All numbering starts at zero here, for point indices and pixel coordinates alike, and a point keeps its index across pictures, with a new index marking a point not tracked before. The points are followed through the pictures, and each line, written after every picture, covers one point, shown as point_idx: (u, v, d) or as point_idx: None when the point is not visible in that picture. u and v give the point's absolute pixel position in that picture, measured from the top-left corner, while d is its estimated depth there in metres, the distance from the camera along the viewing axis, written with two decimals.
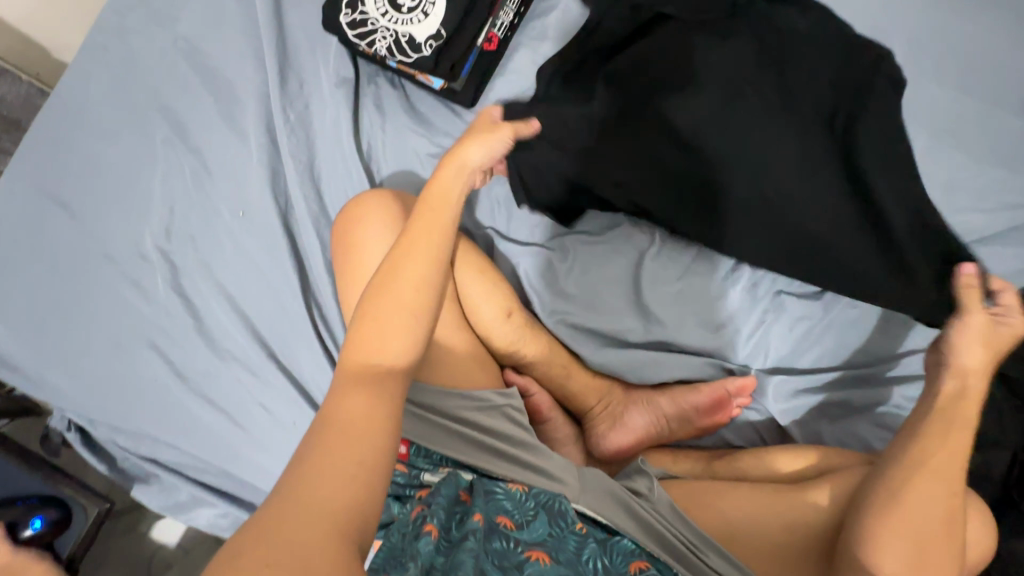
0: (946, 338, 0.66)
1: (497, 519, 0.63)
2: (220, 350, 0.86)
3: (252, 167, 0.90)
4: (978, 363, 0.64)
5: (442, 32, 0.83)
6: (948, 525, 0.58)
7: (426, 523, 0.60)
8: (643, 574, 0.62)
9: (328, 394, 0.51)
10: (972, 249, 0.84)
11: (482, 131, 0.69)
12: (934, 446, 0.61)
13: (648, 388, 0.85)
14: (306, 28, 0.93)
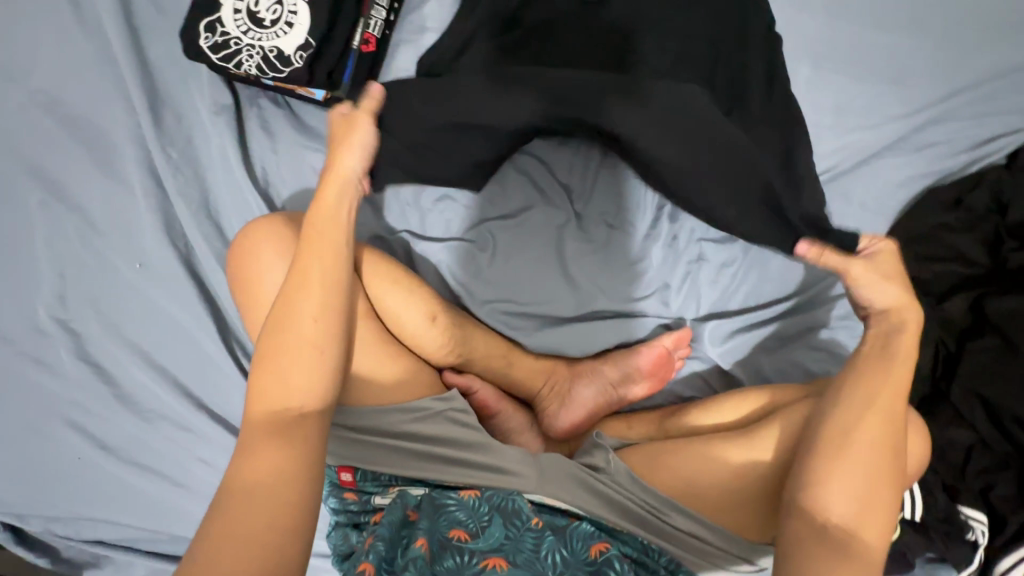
0: (857, 292, 0.71)
1: (450, 533, 0.64)
2: (145, 412, 0.81)
3: (141, 215, 0.84)
4: (893, 297, 0.70)
5: (311, 40, 0.79)
6: (891, 466, 0.62)
7: (364, 561, 0.60)
8: (604, 557, 0.64)
9: (239, 449, 0.55)
10: (859, 168, 0.91)
11: (347, 139, 0.73)
12: (878, 383, 0.65)
13: (591, 359, 0.85)
14: (171, 58, 0.88)
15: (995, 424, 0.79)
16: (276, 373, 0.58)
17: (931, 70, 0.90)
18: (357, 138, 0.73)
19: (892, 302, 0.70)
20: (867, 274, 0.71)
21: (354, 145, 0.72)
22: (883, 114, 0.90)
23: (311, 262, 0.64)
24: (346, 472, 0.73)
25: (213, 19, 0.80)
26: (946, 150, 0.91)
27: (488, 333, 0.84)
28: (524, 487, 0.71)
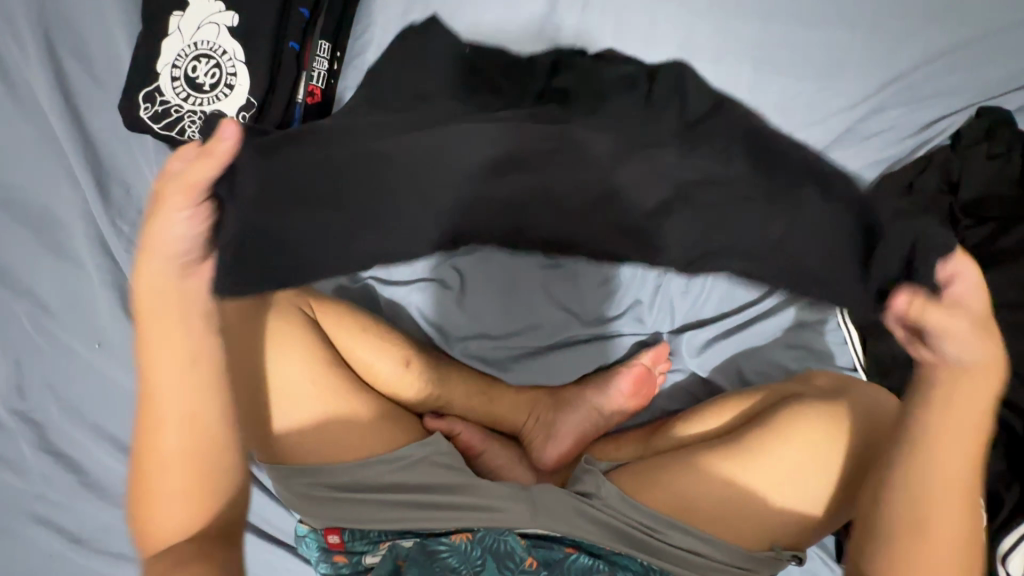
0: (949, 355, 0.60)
1: None
2: (117, 498, 0.78)
3: (96, 292, 0.82)
4: (988, 355, 0.59)
5: (252, 100, 0.81)
6: (965, 519, 0.61)
7: None
8: None
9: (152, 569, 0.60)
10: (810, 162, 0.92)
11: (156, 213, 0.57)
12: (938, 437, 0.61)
13: (572, 385, 0.84)
14: (112, 130, 0.86)
15: None
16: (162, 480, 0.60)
17: (867, 62, 0.92)
18: (161, 225, 0.57)
19: (979, 360, 0.59)
20: (957, 331, 0.58)
21: (152, 240, 0.56)
22: (825, 109, 0.92)
23: (158, 349, 0.59)
24: (333, 533, 0.69)
25: (151, 89, 0.80)
26: (891, 138, 0.93)
27: (464, 371, 0.83)
28: (517, 523, 0.69)
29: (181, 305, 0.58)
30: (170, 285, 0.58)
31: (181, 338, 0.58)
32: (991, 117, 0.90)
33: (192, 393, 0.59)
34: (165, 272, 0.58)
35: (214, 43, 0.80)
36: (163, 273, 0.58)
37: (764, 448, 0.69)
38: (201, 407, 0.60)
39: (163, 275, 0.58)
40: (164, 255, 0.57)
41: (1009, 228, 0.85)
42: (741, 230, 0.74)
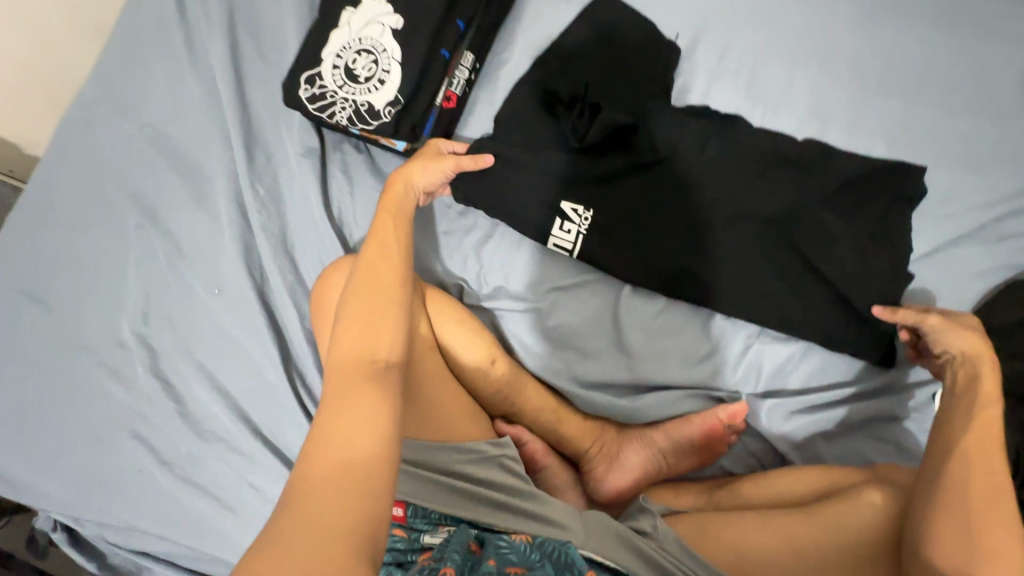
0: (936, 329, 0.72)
1: (506, 567, 0.62)
2: (200, 431, 0.84)
3: (224, 244, 0.90)
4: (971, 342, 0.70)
5: (400, 97, 0.85)
6: None
7: (442, 566, 0.60)
8: None
9: (335, 459, 0.53)
10: (944, 251, 0.88)
11: None
12: None
13: (642, 426, 0.84)
14: (269, 103, 0.95)
15: None
16: (332, 418, 0.56)
17: (1011, 161, 0.88)
18: None
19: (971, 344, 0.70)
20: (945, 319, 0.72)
21: None
22: (962, 205, 0.88)
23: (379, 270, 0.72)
24: (397, 506, 0.70)
25: (313, 72, 0.87)
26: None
27: (541, 387, 0.85)
28: (574, 540, 0.69)
29: (380, 284, 0.71)
30: (359, 281, 0.70)
31: (368, 309, 0.68)
32: None
33: (382, 297, 0.70)
34: (383, 242, 0.75)
35: (377, 41, 0.85)
36: (388, 236, 0.75)
37: (822, 521, 0.70)
38: (366, 389, 0.59)
39: (367, 281, 0.70)
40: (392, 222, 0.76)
41: None
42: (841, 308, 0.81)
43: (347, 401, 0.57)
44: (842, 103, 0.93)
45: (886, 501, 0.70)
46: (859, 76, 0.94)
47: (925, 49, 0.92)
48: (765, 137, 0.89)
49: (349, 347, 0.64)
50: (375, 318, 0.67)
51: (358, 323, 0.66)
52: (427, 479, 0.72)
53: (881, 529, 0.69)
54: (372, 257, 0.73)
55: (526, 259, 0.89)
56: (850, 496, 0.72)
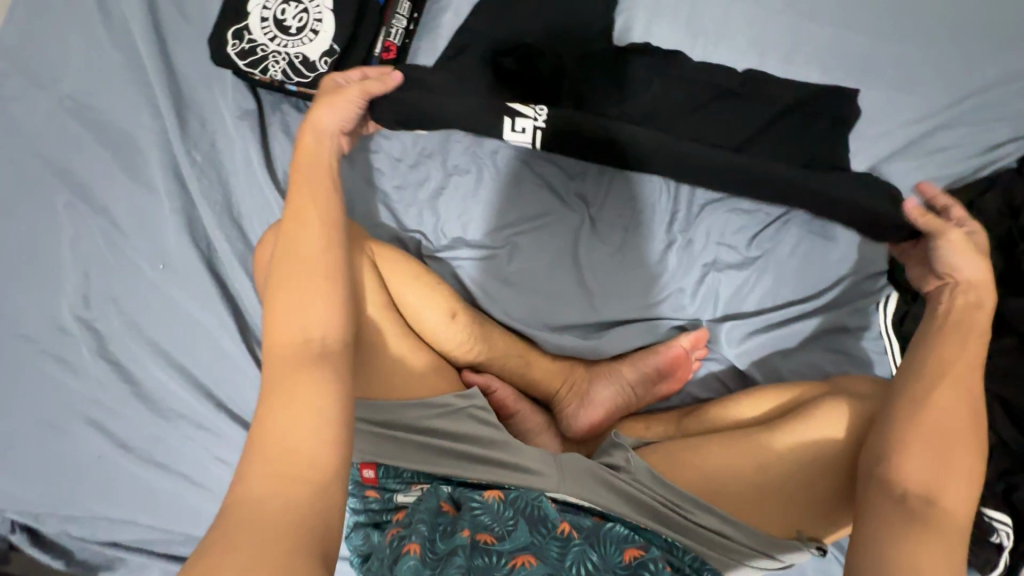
0: (945, 259, 0.70)
1: (478, 534, 0.63)
2: (160, 411, 0.81)
3: (165, 217, 0.86)
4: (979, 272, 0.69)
5: (335, 47, 0.82)
6: None
7: (407, 545, 0.60)
8: (639, 564, 0.62)
9: (281, 457, 0.49)
10: (881, 168, 0.92)
11: None
12: None
13: (609, 361, 0.86)
14: (198, 66, 0.90)
15: (1014, 424, 0.78)
16: (269, 422, 0.51)
17: (938, 77, 0.92)
18: None
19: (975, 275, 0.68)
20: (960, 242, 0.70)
21: None
22: (895, 123, 0.92)
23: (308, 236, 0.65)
24: (368, 469, 0.72)
25: (240, 26, 0.82)
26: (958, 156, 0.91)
27: (508, 334, 0.85)
28: (547, 485, 0.71)
29: (308, 259, 0.63)
30: (283, 261, 0.63)
31: (297, 289, 0.61)
32: None
33: (314, 266, 0.62)
34: (305, 210, 0.66)
35: None
36: (310, 206, 0.67)
37: (785, 438, 0.73)
38: (303, 381, 0.54)
39: (294, 259, 0.63)
40: (314, 190, 0.68)
41: None
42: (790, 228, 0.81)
43: (286, 395, 0.53)
44: (780, 32, 0.95)
45: (846, 412, 0.72)
46: (794, 3, 0.95)
47: None
48: (706, 70, 0.90)
49: (282, 337, 0.58)
50: (308, 298, 0.60)
51: (290, 299, 0.60)
52: (395, 441, 0.73)
53: (842, 439, 0.70)
54: (295, 231, 0.65)
55: (483, 207, 0.89)
56: (813, 412, 0.73)
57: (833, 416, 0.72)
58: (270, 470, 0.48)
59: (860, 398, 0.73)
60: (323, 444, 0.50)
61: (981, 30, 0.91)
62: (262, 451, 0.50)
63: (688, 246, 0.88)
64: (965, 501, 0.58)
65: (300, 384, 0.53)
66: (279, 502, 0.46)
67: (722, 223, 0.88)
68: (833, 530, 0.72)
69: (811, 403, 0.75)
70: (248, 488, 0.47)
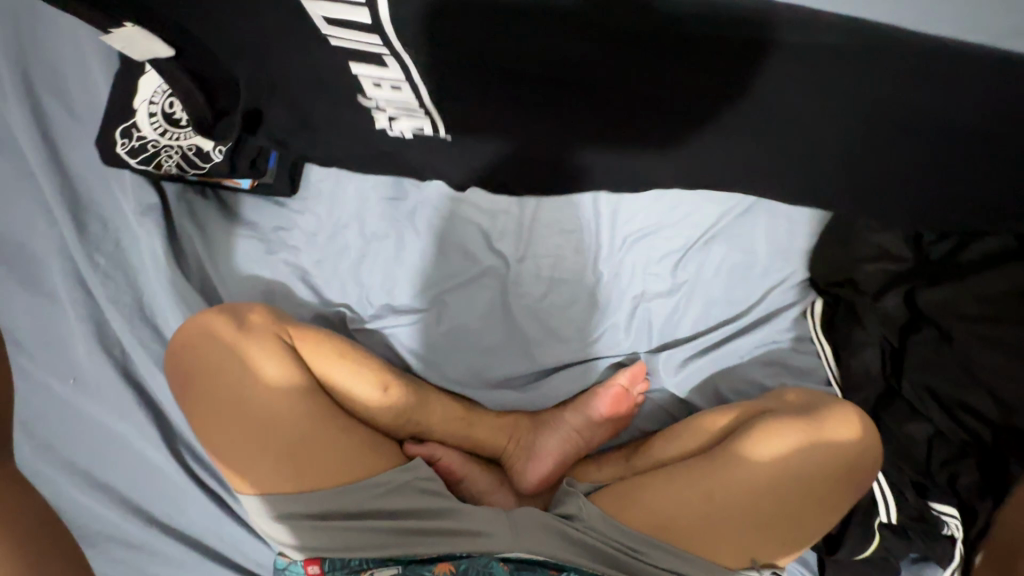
0: None
1: None
2: (91, 533, 0.77)
3: (72, 329, 0.82)
4: None
5: (229, 134, 0.81)
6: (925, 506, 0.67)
7: None
8: None
9: None
10: None
11: None
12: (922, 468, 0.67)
13: (551, 409, 0.86)
14: (90, 163, 0.86)
15: (945, 414, 0.80)
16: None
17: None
18: None
19: None
20: None
21: None
22: None
23: None
24: (313, 564, 0.69)
25: (127, 123, 0.81)
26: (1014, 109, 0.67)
27: (446, 397, 0.84)
28: (500, 548, 0.70)
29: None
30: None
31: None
32: None
33: None
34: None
35: None
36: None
37: (729, 462, 0.72)
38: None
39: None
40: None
41: (971, 243, 0.82)
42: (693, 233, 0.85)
43: None
44: None
45: (780, 428, 0.73)
46: None
47: None
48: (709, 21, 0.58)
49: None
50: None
51: None
52: (336, 530, 0.69)
53: (785, 457, 0.71)
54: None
55: (405, 270, 0.88)
56: (751, 431, 0.74)
57: (777, 436, 0.72)
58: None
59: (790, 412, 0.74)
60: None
61: None
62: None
63: (613, 280, 0.88)
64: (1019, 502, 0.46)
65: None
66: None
67: (647, 254, 0.88)
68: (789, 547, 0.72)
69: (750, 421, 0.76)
70: None
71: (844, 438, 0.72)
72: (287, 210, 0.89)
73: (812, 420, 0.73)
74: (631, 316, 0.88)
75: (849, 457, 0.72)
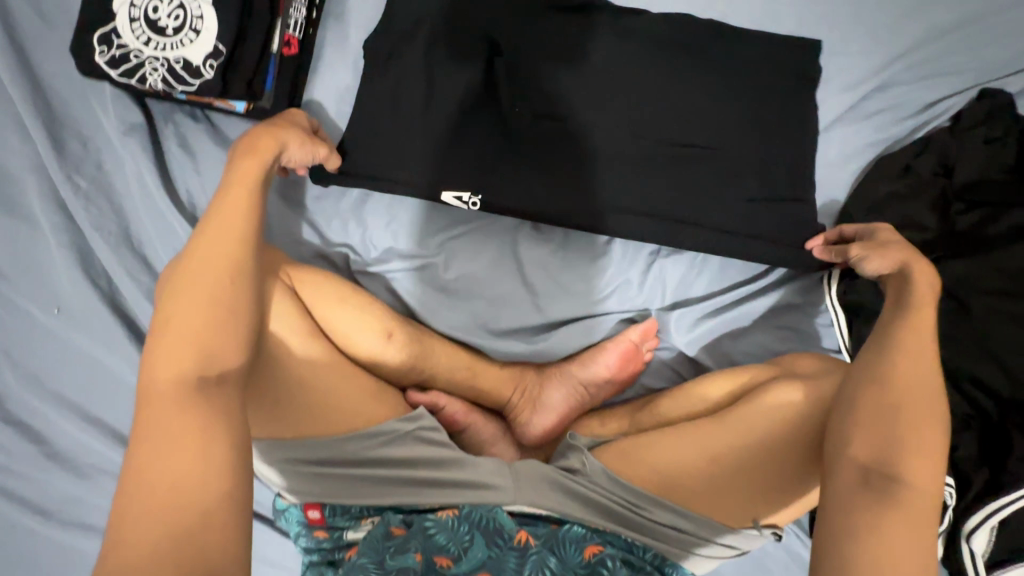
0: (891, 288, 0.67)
1: (434, 558, 0.62)
2: (79, 469, 0.74)
3: (54, 255, 0.76)
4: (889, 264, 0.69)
5: (221, 48, 0.71)
6: None
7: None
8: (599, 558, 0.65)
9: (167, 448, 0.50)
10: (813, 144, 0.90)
11: None
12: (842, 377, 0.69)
13: (559, 362, 0.84)
14: (68, 75, 0.78)
15: (954, 386, 0.79)
16: (143, 468, 0.49)
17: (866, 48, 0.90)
18: None
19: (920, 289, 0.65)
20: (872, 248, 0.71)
21: None
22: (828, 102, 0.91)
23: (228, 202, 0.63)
24: (312, 509, 0.69)
25: (108, 29, 0.71)
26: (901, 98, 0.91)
27: (450, 344, 0.82)
28: (504, 499, 0.70)
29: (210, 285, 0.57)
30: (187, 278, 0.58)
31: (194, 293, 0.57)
32: (992, 101, 0.88)
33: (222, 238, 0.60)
34: (229, 214, 0.61)
35: None
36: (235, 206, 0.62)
37: (738, 425, 0.72)
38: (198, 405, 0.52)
39: (192, 285, 0.57)
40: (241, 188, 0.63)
41: (999, 216, 0.84)
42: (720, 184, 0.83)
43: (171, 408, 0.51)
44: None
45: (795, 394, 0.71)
46: None
47: None
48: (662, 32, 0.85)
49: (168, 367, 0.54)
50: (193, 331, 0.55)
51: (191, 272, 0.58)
52: (337, 477, 0.69)
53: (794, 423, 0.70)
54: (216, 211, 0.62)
55: (409, 212, 0.83)
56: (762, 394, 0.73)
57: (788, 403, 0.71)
58: (153, 528, 0.47)
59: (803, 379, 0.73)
60: (195, 500, 0.48)
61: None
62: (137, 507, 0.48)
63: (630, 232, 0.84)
64: (935, 476, 0.56)
65: (182, 429, 0.51)
66: (157, 530, 0.47)
67: None
68: (795, 511, 0.72)
69: (761, 386, 0.75)
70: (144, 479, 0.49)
71: None
72: None
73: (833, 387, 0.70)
74: (649, 271, 0.85)
75: None
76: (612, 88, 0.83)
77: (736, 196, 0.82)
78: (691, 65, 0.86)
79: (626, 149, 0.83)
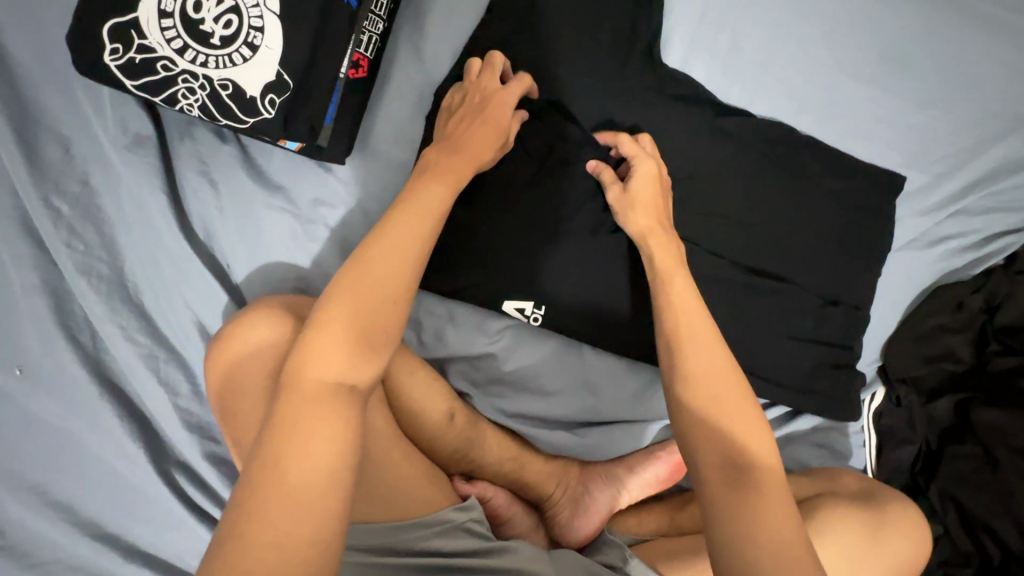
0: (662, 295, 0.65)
1: None
2: (84, 523, 0.70)
3: (33, 289, 0.69)
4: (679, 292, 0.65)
5: (285, 78, 0.62)
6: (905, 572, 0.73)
7: None
8: None
9: (302, 428, 0.47)
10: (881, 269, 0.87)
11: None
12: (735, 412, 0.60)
13: (606, 463, 0.80)
14: (53, 76, 0.68)
15: (967, 529, 0.84)
16: (283, 455, 0.46)
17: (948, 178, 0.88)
18: None
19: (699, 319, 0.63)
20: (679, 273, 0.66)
21: None
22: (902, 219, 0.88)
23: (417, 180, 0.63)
24: None
25: (133, 28, 0.59)
26: (970, 236, 0.90)
27: (499, 433, 0.78)
28: None
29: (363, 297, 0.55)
30: (343, 282, 0.55)
31: (373, 277, 0.55)
32: None
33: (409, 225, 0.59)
34: (403, 229, 0.58)
35: None
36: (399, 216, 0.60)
37: None
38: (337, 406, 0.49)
39: (346, 296, 0.54)
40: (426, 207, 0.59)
41: None
42: (783, 305, 0.83)
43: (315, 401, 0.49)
44: (822, 92, 0.84)
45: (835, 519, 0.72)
46: (840, 54, 0.83)
47: (910, 22, 0.83)
48: (757, 133, 0.81)
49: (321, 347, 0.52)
50: (352, 320, 0.53)
51: (373, 250, 0.56)
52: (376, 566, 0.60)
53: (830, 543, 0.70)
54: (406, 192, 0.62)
55: (472, 288, 0.74)
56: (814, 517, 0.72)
57: (839, 526, 0.71)
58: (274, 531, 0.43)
59: (837, 501, 0.74)
60: (332, 504, 0.45)
61: (1013, 111, 0.85)
62: (267, 491, 0.44)
63: None
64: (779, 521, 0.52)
65: (327, 421, 0.48)
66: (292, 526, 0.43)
67: (741, 316, 0.82)
68: None
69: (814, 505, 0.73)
70: (282, 464, 0.45)
71: (893, 530, 0.73)
72: (333, 180, 0.71)
73: (873, 517, 0.73)
74: None
75: (896, 556, 0.72)
76: (700, 195, 0.80)
77: (789, 325, 0.83)
78: (785, 169, 0.82)
79: (700, 267, 0.81)
